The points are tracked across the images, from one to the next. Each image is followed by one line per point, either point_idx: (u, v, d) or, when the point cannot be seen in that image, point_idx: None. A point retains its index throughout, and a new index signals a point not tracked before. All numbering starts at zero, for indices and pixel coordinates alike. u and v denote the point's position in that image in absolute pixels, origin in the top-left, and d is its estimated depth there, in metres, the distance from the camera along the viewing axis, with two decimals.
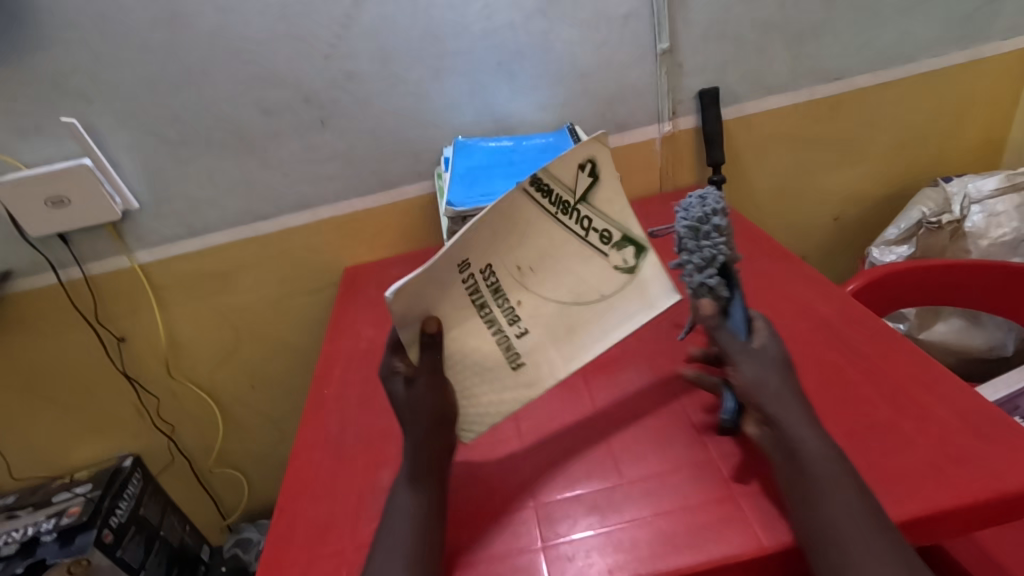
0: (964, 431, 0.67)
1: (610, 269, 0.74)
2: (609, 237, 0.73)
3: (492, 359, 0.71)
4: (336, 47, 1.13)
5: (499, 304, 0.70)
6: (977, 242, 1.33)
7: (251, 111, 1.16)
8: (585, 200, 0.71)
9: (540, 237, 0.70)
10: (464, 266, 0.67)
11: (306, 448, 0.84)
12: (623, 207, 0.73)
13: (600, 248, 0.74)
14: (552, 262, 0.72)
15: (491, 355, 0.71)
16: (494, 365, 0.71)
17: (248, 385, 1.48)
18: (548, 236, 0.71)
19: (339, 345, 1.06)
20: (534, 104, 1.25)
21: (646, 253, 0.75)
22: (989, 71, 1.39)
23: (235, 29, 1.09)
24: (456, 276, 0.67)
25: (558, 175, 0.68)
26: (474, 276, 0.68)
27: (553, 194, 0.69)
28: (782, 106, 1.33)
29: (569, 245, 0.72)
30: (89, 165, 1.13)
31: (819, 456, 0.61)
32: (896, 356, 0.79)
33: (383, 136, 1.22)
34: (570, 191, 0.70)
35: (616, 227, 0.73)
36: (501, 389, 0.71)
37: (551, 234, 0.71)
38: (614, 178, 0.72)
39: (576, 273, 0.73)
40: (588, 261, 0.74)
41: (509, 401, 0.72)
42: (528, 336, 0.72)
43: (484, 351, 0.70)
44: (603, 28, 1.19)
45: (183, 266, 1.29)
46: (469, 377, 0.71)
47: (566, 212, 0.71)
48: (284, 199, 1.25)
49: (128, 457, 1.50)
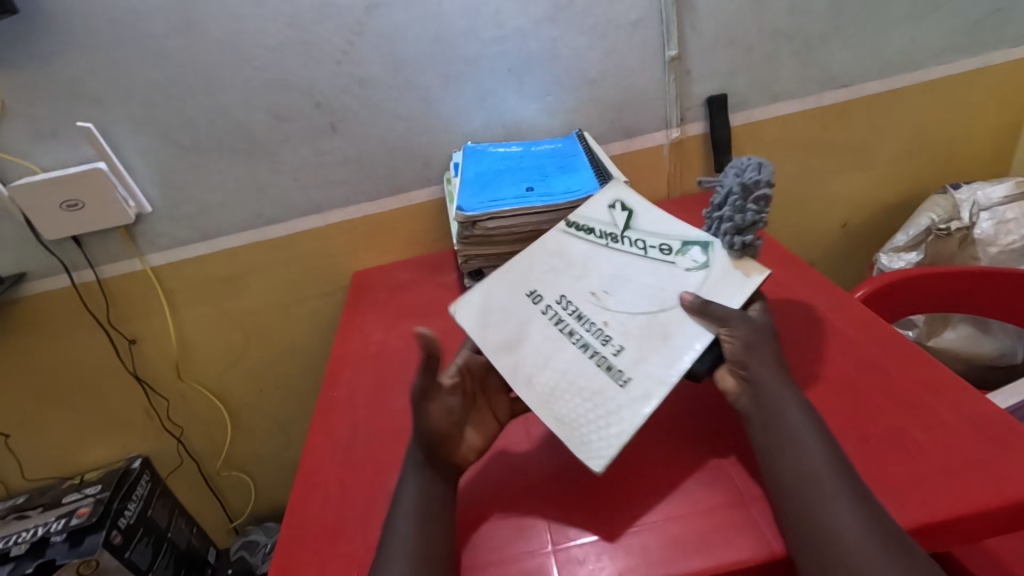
0: (975, 438, 0.66)
1: (682, 271, 0.75)
2: (668, 246, 0.78)
3: (587, 380, 0.71)
4: (347, 53, 1.14)
5: (584, 327, 0.75)
6: (986, 249, 1.32)
7: (263, 116, 1.17)
8: (631, 225, 0.81)
9: (602, 266, 0.79)
10: (534, 295, 0.79)
11: (316, 450, 0.85)
12: (667, 222, 0.79)
13: (665, 258, 0.77)
14: (626, 283, 0.77)
15: (594, 376, 0.71)
16: (599, 384, 0.70)
17: (257, 388, 1.49)
18: (609, 261, 0.79)
19: (349, 348, 1.07)
20: (543, 110, 1.26)
21: (713, 247, 0.76)
22: (997, 79, 1.39)
23: (249, 35, 1.10)
24: (533, 308, 0.78)
25: (598, 217, 0.83)
26: (552, 306, 0.77)
27: (594, 232, 0.82)
28: (790, 113, 1.34)
29: (634, 265, 0.78)
30: (103, 169, 1.14)
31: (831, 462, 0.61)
32: (905, 362, 0.79)
33: (392, 142, 1.23)
34: (611, 225, 0.82)
35: (672, 237, 0.78)
36: (617, 406, 0.68)
37: (614, 259, 0.79)
38: (649, 206, 0.81)
39: (647, 285, 0.76)
40: (661, 273, 0.76)
41: (630, 417, 0.66)
42: (626, 350, 0.72)
43: (585, 376, 0.71)
44: (612, 35, 1.20)
45: (194, 269, 1.30)
46: (564, 398, 0.70)
47: (617, 241, 0.80)
48: (295, 203, 1.27)
49: (137, 458, 1.51)
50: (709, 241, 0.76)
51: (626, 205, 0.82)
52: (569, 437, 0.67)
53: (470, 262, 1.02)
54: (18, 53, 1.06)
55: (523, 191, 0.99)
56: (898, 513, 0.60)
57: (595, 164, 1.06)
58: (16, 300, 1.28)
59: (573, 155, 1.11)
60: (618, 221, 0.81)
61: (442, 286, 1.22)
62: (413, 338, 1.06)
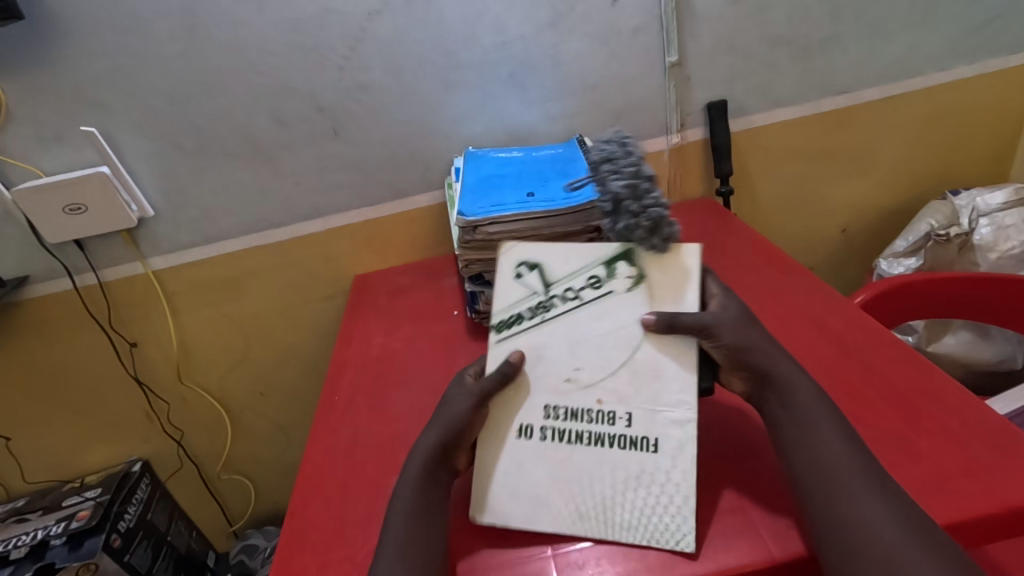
0: (974, 444, 0.67)
1: (624, 293, 0.77)
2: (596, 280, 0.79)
3: (614, 469, 0.70)
4: (350, 58, 1.15)
5: (583, 417, 0.73)
6: (986, 255, 1.32)
7: (266, 121, 1.18)
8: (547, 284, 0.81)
9: (548, 339, 0.78)
10: (525, 428, 0.74)
11: (316, 454, 0.85)
12: (574, 256, 0.81)
13: (602, 292, 0.78)
14: (583, 343, 0.76)
15: (626, 463, 0.70)
16: (626, 450, 0.71)
17: (257, 391, 1.49)
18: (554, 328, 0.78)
19: (350, 352, 1.07)
20: (544, 115, 1.27)
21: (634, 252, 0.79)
22: (995, 86, 1.39)
23: (252, 40, 1.11)
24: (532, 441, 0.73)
25: (513, 299, 0.81)
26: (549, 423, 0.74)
27: (522, 316, 0.80)
28: (790, 119, 1.34)
29: (583, 322, 0.77)
30: (107, 173, 1.15)
31: (831, 467, 0.61)
32: (904, 368, 0.79)
33: (394, 146, 1.24)
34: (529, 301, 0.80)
35: (587, 272, 0.80)
36: (665, 475, 0.68)
37: (558, 328, 0.78)
38: (551, 251, 0.83)
39: (604, 334, 0.76)
40: (605, 310, 0.77)
41: (681, 477, 0.68)
42: (635, 415, 0.72)
43: (609, 465, 0.71)
44: (612, 41, 1.21)
45: (195, 273, 1.31)
46: (603, 493, 0.69)
47: (550, 307, 0.80)
48: (297, 207, 1.27)
49: (137, 461, 1.51)
50: (621, 249, 0.80)
51: (528, 265, 0.83)
52: (651, 537, 0.65)
53: (471, 267, 1.02)
54: (23, 57, 1.06)
55: (524, 196, 0.99)
56: (931, 506, 0.61)
57: None
58: (19, 303, 1.28)
59: (573, 160, 1.12)
60: (533, 290, 0.81)
61: (443, 290, 1.22)
62: (414, 342, 1.06)
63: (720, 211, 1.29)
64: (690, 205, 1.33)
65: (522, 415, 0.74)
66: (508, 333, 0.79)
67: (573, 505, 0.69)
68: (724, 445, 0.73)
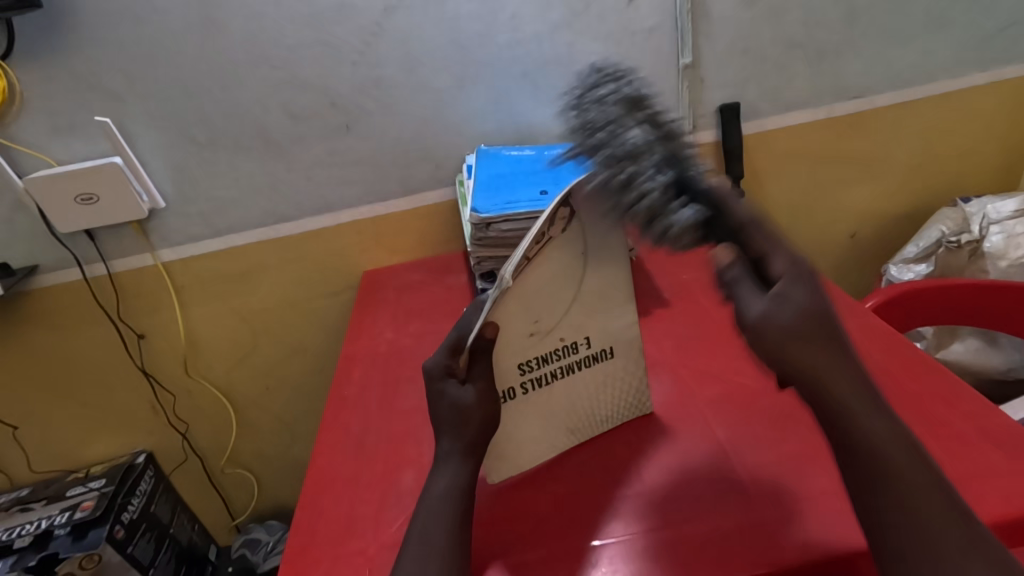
0: (990, 450, 0.66)
1: (563, 235, 0.63)
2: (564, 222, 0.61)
3: (587, 384, 0.75)
4: (364, 53, 1.15)
5: (552, 358, 0.71)
6: (996, 262, 1.31)
7: (279, 115, 1.18)
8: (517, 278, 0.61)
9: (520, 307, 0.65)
10: (508, 393, 0.69)
11: (327, 447, 0.85)
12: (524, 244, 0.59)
13: (544, 244, 0.61)
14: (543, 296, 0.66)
15: (590, 376, 0.75)
16: (586, 369, 0.75)
17: (263, 385, 1.49)
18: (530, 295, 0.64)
19: (359, 347, 1.07)
20: (557, 114, 1.26)
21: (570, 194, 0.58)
22: (1008, 93, 1.39)
23: (267, 33, 1.11)
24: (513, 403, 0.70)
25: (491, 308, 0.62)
26: (523, 380, 0.70)
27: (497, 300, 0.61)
28: (803, 122, 1.34)
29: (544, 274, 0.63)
30: (119, 163, 1.15)
31: None
32: (918, 372, 0.79)
33: (407, 143, 1.24)
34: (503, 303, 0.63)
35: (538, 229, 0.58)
36: (622, 374, 0.77)
37: (518, 294, 0.63)
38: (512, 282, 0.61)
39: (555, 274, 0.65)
40: (562, 256, 0.65)
41: (629, 369, 0.77)
42: (593, 336, 0.73)
43: (571, 386, 0.74)
44: (626, 41, 1.21)
45: (204, 265, 1.31)
46: (583, 405, 0.76)
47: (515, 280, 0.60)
48: (308, 201, 1.27)
49: (141, 453, 1.51)
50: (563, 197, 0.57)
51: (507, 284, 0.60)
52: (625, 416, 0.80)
53: (484, 263, 1.03)
54: (38, 46, 1.07)
55: (537, 195, 0.99)
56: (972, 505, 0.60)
57: None
58: (28, 292, 1.28)
59: None
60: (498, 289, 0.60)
61: (452, 286, 1.22)
62: (424, 338, 1.06)
63: None
64: None
65: (503, 382, 0.68)
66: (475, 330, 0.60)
67: (566, 426, 0.76)
68: (736, 446, 0.73)
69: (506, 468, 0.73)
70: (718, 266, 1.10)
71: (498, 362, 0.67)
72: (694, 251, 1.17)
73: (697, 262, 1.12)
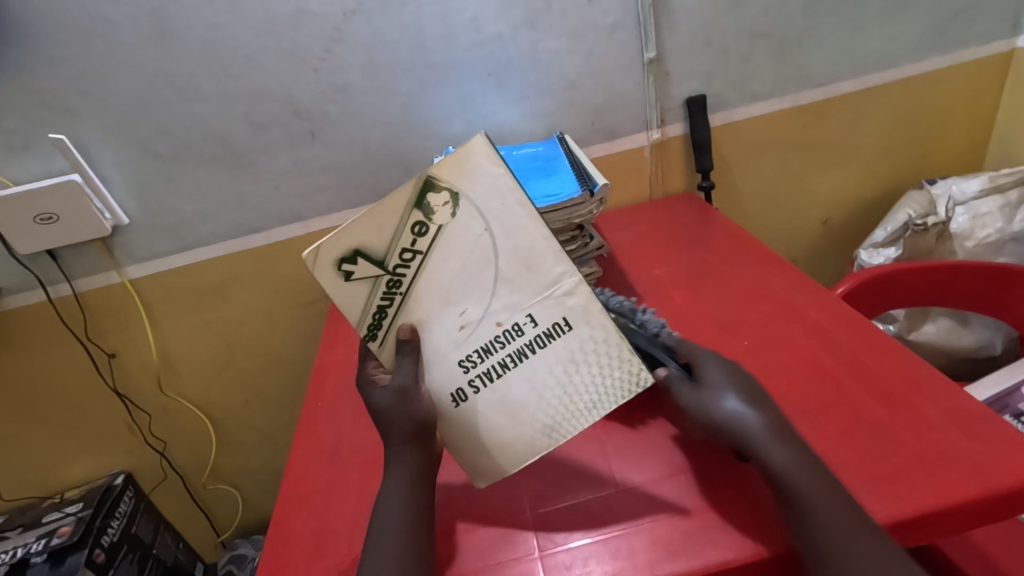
0: (953, 432, 0.67)
1: (440, 228, 0.62)
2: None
3: (547, 368, 0.67)
4: (325, 59, 1.13)
5: (495, 349, 0.66)
6: (963, 243, 1.36)
7: (242, 125, 1.16)
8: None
9: (421, 315, 0.66)
10: (458, 394, 0.68)
11: (300, 460, 0.84)
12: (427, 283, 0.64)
13: (433, 234, 0.62)
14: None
15: (549, 355, 0.67)
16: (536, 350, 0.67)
17: (242, 399, 1.47)
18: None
19: (332, 357, 1.06)
20: (524, 114, 1.26)
21: (435, 173, 0.60)
22: (968, 76, 1.41)
23: (224, 42, 1.09)
24: (464, 404, 0.68)
25: (362, 300, 0.64)
26: (465, 382, 0.68)
27: (384, 309, 0.65)
28: (769, 112, 1.35)
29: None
30: (78, 180, 1.13)
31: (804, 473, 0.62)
32: (885, 357, 0.79)
33: (374, 148, 1.23)
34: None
35: (406, 223, 0.61)
36: (583, 349, 0.66)
37: (427, 289, 0.65)
38: (349, 228, 0.61)
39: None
40: (455, 246, 0.63)
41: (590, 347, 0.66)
42: (535, 312, 0.65)
43: (519, 374, 0.67)
44: (590, 37, 1.20)
45: (174, 281, 1.28)
46: (542, 397, 0.68)
47: (395, 282, 0.64)
48: (276, 212, 1.25)
49: (119, 474, 1.48)
50: (417, 178, 0.60)
51: (346, 258, 0.62)
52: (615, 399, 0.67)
53: None
54: None
55: None
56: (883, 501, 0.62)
57: (575, 166, 1.05)
58: None
59: (554, 158, 1.11)
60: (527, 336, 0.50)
61: None
62: None
63: (702, 206, 1.30)
64: (672, 200, 1.34)
65: (447, 384, 0.68)
66: (383, 335, 0.66)
67: (538, 423, 0.68)
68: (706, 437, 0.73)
69: (484, 479, 0.71)
70: (689, 258, 1.11)
71: (431, 363, 0.67)
72: (666, 244, 1.18)
73: (669, 255, 1.13)
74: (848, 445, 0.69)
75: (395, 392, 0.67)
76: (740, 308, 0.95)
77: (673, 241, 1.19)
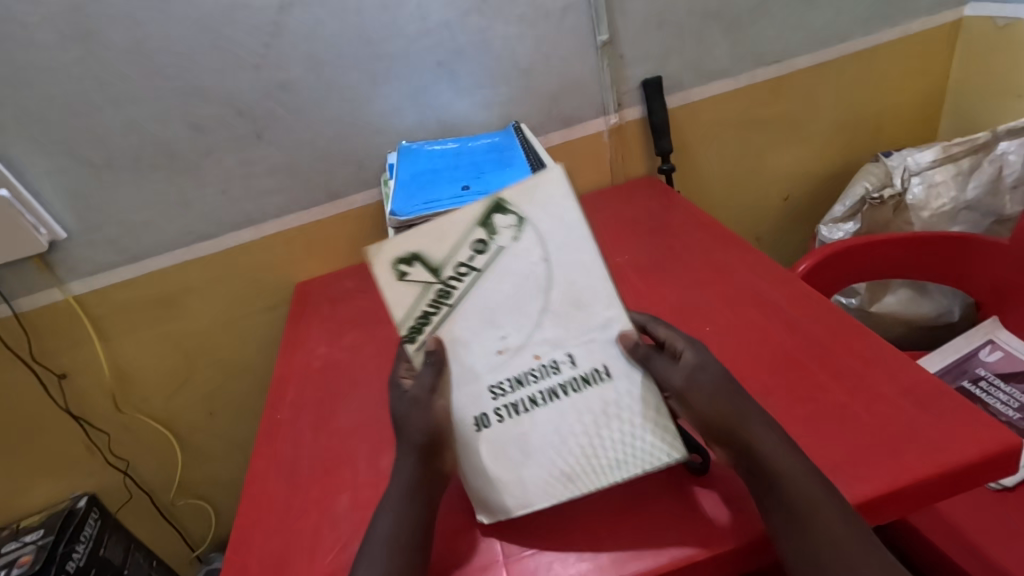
0: (909, 408, 0.68)
1: (500, 249, 0.64)
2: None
3: (578, 414, 0.67)
4: (265, 55, 1.08)
5: (529, 381, 0.66)
6: (919, 214, 1.36)
7: (181, 129, 1.11)
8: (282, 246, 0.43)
9: (462, 333, 0.65)
10: (481, 420, 0.66)
11: (258, 477, 0.81)
12: (476, 295, 0.64)
13: (492, 253, 0.64)
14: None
15: (585, 403, 0.67)
16: (568, 394, 0.67)
17: (206, 411, 1.43)
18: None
19: (291, 366, 1.02)
20: (478, 103, 1.23)
21: (506, 196, 0.63)
22: (919, 47, 1.42)
23: (154, 42, 1.03)
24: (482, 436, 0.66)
25: (410, 303, 0.64)
26: (488, 412, 0.66)
27: (428, 315, 0.65)
28: (726, 91, 1.34)
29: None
30: (7, 195, 1.06)
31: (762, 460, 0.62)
32: (843, 336, 0.80)
33: (324, 146, 1.18)
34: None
35: (468, 238, 0.63)
36: (622, 401, 0.66)
37: (472, 307, 0.65)
38: (416, 231, 0.63)
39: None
40: (510, 270, 0.64)
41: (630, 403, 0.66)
42: (575, 352, 0.66)
43: (548, 411, 0.67)
44: (541, 22, 1.17)
45: (122, 295, 1.23)
46: (574, 442, 0.66)
47: (445, 292, 0.64)
48: (225, 217, 1.20)
49: (81, 496, 1.43)
50: (490, 198, 0.63)
51: (404, 257, 0.64)
52: (642, 466, 0.65)
53: None
54: None
55: (457, 190, 0.97)
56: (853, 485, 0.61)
57: (528, 154, 1.04)
58: None
59: (508, 148, 1.09)
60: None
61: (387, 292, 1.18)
62: (358, 349, 1.03)
63: (664, 189, 1.29)
64: (633, 185, 1.33)
65: (473, 408, 0.66)
66: (420, 343, 0.66)
67: (555, 466, 0.66)
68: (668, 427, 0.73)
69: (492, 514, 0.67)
70: (650, 244, 1.10)
71: (457, 380, 0.66)
72: (628, 231, 1.16)
73: (631, 242, 1.12)
74: (806, 429, 0.68)
75: (411, 400, 0.66)
76: (702, 293, 0.94)
77: (635, 228, 1.17)
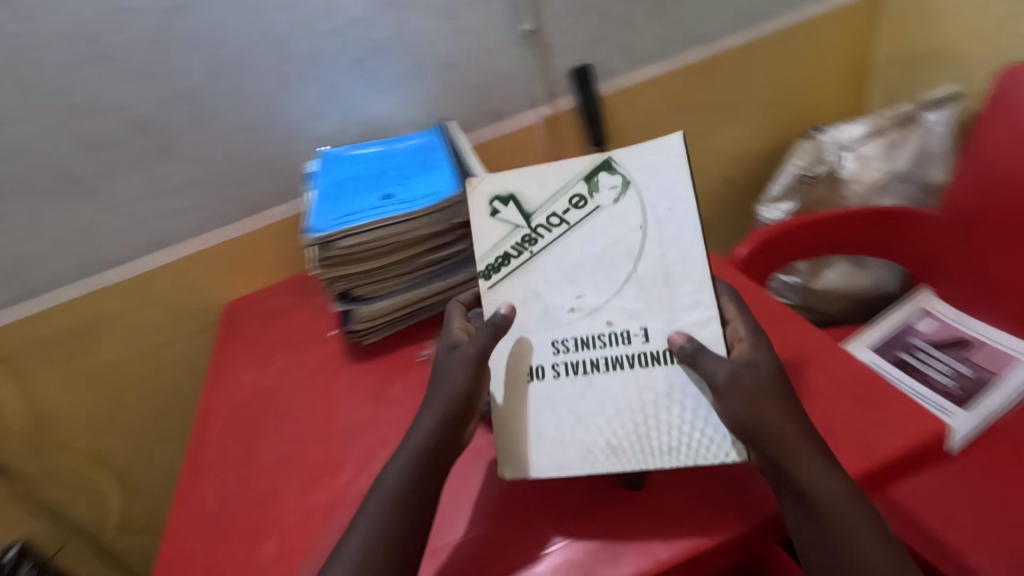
0: (841, 402, 0.68)
1: (597, 207, 0.74)
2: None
3: (636, 390, 0.68)
4: (160, 64, 1.00)
5: (595, 344, 0.71)
6: (854, 188, 1.36)
7: (73, 149, 1.01)
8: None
9: (537, 280, 0.74)
10: (538, 370, 0.71)
11: (179, 526, 0.75)
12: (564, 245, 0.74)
13: (588, 210, 0.74)
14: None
15: (652, 383, 0.68)
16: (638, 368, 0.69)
17: (139, 444, 1.34)
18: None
19: (216, 398, 0.96)
20: (401, 102, 1.17)
21: (616, 159, 0.74)
22: (842, 21, 1.43)
23: (28, 55, 0.93)
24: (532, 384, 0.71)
25: (496, 238, 0.76)
26: (546, 368, 0.71)
27: (508, 255, 0.75)
28: (657, 75, 1.32)
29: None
30: None
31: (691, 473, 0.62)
32: (777, 328, 0.79)
33: (238, 157, 1.11)
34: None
35: (569, 192, 0.75)
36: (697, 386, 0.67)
37: (553, 254, 0.74)
38: (520, 177, 0.77)
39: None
40: (603, 229, 0.73)
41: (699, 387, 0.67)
42: (651, 328, 0.69)
43: (620, 386, 0.69)
44: (459, 13, 1.12)
45: (28, 332, 1.12)
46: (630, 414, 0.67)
47: (531, 236, 0.75)
48: (136, 241, 1.12)
49: (10, 548, 1.31)
50: (602, 159, 0.75)
51: (501, 198, 0.77)
52: (694, 457, 0.64)
53: (336, 285, 0.91)
54: None
55: (378, 200, 0.91)
56: (844, 460, 0.62)
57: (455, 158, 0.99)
58: None
59: (433, 151, 1.05)
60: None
61: (318, 307, 1.12)
62: (287, 374, 0.97)
63: None
64: None
65: (535, 356, 0.72)
66: (495, 279, 0.75)
67: (602, 439, 0.67)
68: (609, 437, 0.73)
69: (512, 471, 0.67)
70: None
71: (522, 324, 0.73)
72: None
73: None
74: (816, 398, 0.69)
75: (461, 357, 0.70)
76: None
77: None
